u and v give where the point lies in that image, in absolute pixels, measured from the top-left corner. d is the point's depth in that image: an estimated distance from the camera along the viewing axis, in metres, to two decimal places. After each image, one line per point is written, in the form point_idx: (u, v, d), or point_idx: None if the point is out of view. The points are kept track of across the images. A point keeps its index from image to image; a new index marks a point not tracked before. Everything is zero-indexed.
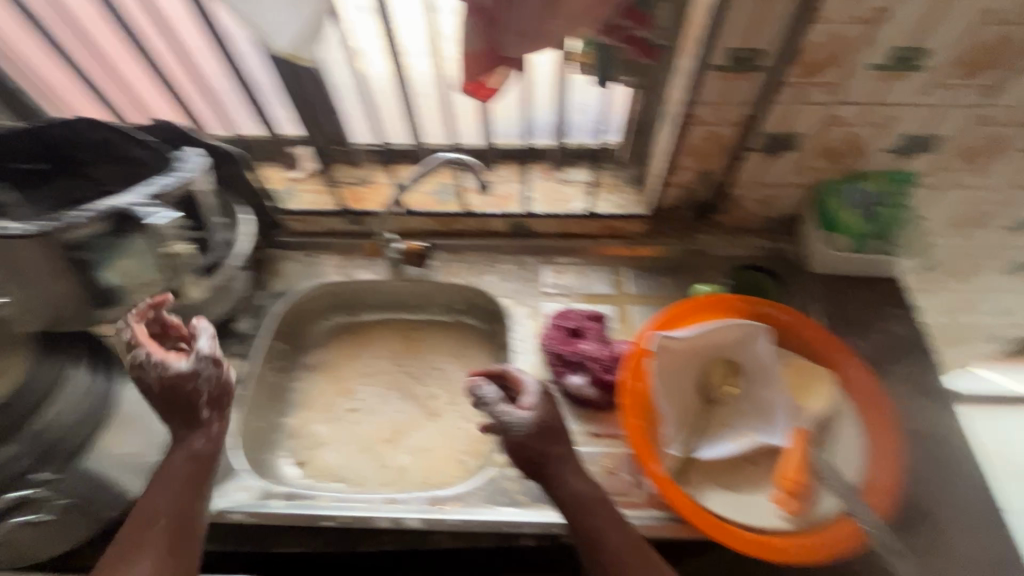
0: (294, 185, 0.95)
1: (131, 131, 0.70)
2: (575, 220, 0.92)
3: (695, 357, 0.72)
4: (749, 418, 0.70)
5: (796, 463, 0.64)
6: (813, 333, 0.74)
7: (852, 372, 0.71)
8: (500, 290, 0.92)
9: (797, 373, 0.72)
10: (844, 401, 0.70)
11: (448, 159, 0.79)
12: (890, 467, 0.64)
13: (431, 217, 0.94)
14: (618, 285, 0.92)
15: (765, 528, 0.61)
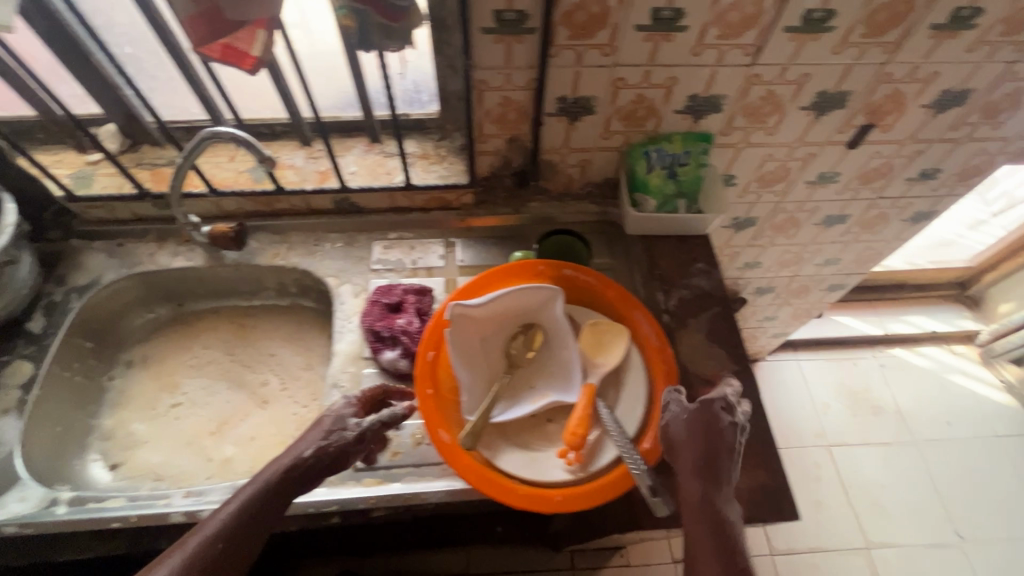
0: (91, 168, 0.88)
1: None
2: (399, 194, 0.90)
3: (495, 324, 0.73)
4: (548, 379, 0.72)
5: (579, 418, 0.65)
6: (612, 294, 0.77)
7: (645, 328, 0.74)
8: (325, 270, 0.89)
9: (595, 332, 0.74)
10: (635, 354, 0.73)
11: (218, 133, 0.70)
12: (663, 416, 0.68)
13: (246, 197, 0.88)
14: (448, 257, 0.92)
15: (544, 483, 0.64)
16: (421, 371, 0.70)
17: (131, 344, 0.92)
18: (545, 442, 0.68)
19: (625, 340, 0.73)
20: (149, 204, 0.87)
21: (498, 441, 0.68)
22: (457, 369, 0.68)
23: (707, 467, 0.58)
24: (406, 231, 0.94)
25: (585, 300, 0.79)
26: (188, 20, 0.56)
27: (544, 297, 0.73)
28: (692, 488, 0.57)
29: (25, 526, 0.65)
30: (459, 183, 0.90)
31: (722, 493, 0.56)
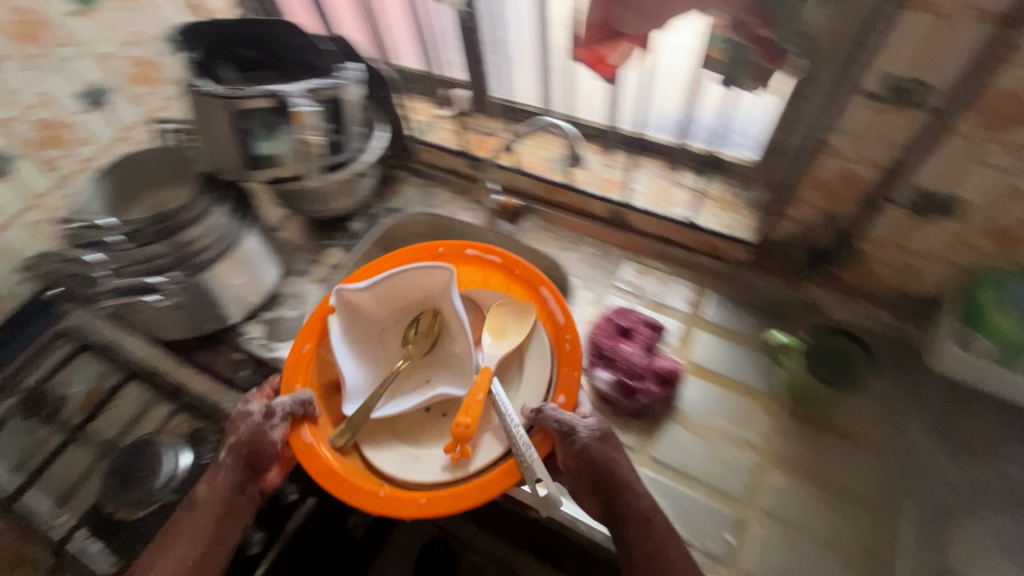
0: (435, 122, 1.06)
1: (316, 41, 0.88)
2: (675, 227, 0.88)
3: (379, 309, 0.75)
4: (449, 374, 0.73)
5: (470, 407, 0.64)
6: (519, 273, 0.76)
7: (553, 307, 0.73)
8: (575, 270, 0.93)
9: (499, 313, 0.74)
10: (544, 334, 0.72)
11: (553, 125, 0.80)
12: (570, 396, 0.65)
13: (540, 182, 0.96)
14: (695, 306, 0.87)
15: (414, 485, 0.63)
16: (297, 362, 0.70)
17: None
18: (431, 437, 0.70)
19: (530, 320, 0.72)
20: (465, 161, 1.02)
21: (383, 436, 0.69)
22: (339, 359, 0.68)
23: (646, 507, 0.58)
24: (662, 264, 0.92)
25: (494, 282, 0.79)
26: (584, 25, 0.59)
27: (436, 278, 0.74)
28: (631, 526, 0.57)
29: None
30: (742, 239, 0.84)
31: (662, 523, 0.58)
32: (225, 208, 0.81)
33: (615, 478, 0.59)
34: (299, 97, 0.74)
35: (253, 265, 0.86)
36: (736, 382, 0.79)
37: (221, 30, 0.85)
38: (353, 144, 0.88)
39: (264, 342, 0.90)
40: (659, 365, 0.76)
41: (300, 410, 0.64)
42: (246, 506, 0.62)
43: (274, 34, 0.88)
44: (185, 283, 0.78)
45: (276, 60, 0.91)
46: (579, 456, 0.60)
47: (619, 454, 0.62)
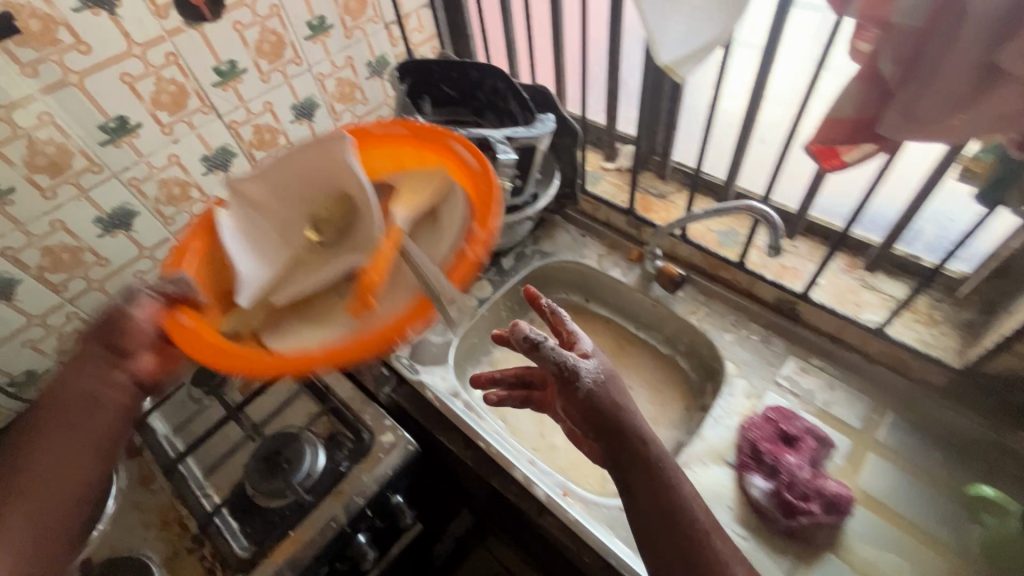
0: (602, 173, 1.07)
1: (514, 87, 0.89)
2: (858, 332, 0.80)
3: (264, 189, 0.65)
4: (348, 250, 0.63)
5: (377, 259, 0.59)
6: (423, 134, 0.66)
7: (465, 159, 0.65)
8: (731, 354, 0.87)
9: (408, 184, 0.65)
10: (457, 195, 0.63)
11: (749, 207, 0.72)
12: (487, 221, 0.61)
13: (705, 253, 0.92)
14: (868, 424, 0.78)
15: (311, 343, 0.58)
16: (186, 262, 0.61)
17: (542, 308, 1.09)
18: (337, 312, 0.62)
19: (453, 189, 0.63)
20: (626, 218, 1.01)
21: (294, 326, 0.61)
22: (233, 253, 0.61)
23: (648, 457, 0.57)
24: (833, 367, 0.83)
25: (391, 155, 0.68)
26: (830, 120, 0.55)
27: (337, 154, 0.63)
28: (644, 480, 0.55)
29: (438, 398, 0.87)
30: (942, 361, 0.74)
31: (672, 484, 0.56)
32: None
33: (622, 425, 0.57)
34: (501, 143, 0.76)
35: None
36: (912, 527, 0.70)
37: (430, 68, 0.91)
38: (531, 189, 0.89)
39: (409, 362, 0.91)
40: (828, 489, 0.68)
41: (170, 289, 0.56)
42: (134, 398, 0.53)
43: (476, 79, 0.92)
44: None
45: (471, 99, 0.96)
46: (564, 376, 0.58)
47: (631, 407, 0.59)
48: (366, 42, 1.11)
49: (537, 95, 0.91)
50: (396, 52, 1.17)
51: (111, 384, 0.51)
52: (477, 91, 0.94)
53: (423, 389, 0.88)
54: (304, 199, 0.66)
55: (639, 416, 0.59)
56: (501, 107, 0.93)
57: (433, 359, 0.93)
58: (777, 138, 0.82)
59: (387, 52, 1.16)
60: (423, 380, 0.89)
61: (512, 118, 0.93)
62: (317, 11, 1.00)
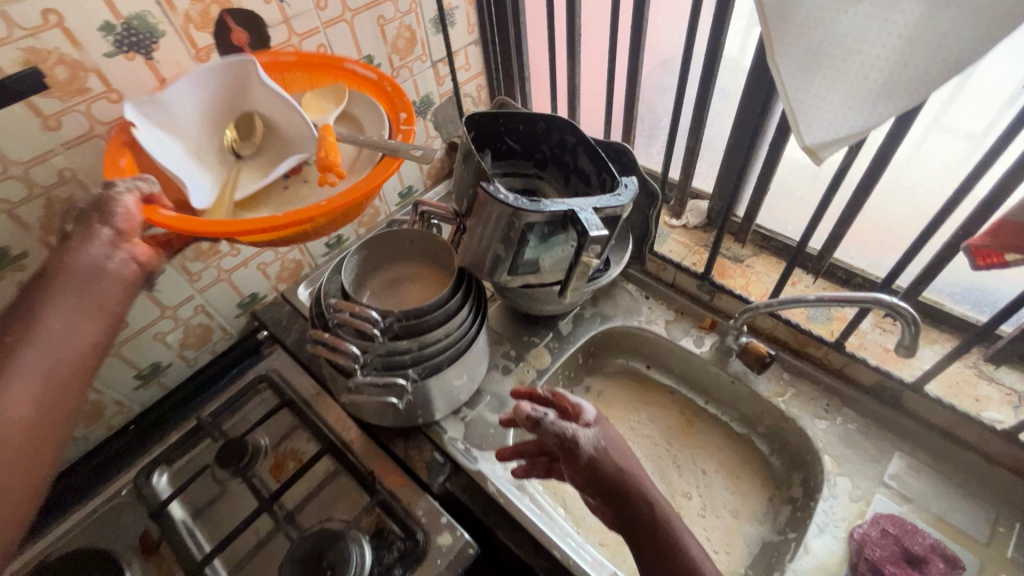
0: (669, 231, 0.99)
1: (589, 144, 0.79)
2: (980, 431, 0.71)
3: (188, 107, 0.66)
4: (278, 150, 0.71)
5: (325, 144, 0.66)
6: (317, 62, 0.75)
7: (359, 73, 0.74)
8: (828, 445, 0.78)
9: (314, 101, 0.75)
10: (359, 95, 0.74)
11: (882, 302, 0.63)
12: (405, 106, 0.71)
13: (794, 330, 0.84)
14: (997, 540, 0.68)
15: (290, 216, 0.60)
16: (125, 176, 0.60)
17: (600, 375, 1.00)
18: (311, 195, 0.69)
19: (344, 92, 0.74)
20: (698, 282, 0.92)
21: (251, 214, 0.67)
22: (171, 165, 0.62)
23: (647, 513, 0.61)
24: (946, 466, 0.74)
25: (291, 79, 0.75)
26: (1004, 226, 0.50)
27: (245, 72, 0.68)
28: (648, 535, 0.59)
29: (500, 494, 0.77)
30: None
31: (672, 531, 0.60)
32: (467, 309, 0.75)
33: (625, 488, 0.62)
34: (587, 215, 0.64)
35: (474, 364, 0.81)
36: None
37: (495, 121, 0.83)
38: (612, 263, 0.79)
39: (465, 448, 0.82)
40: None
41: (147, 188, 0.58)
42: (133, 279, 0.59)
43: (543, 131, 0.83)
44: (417, 385, 0.74)
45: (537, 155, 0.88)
46: (585, 463, 0.63)
47: (632, 476, 0.63)
48: (413, 81, 1.03)
49: (612, 152, 0.82)
50: (442, 91, 1.09)
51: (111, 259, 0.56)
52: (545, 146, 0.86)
53: (484, 480, 0.79)
54: (225, 117, 0.70)
55: (642, 483, 0.63)
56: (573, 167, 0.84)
57: (491, 443, 0.83)
58: (892, 206, 0.77)
59: (432, 91, 1.07)
60: (482, 469, 0.80)
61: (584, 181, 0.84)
62: (365, 51, 0.91)
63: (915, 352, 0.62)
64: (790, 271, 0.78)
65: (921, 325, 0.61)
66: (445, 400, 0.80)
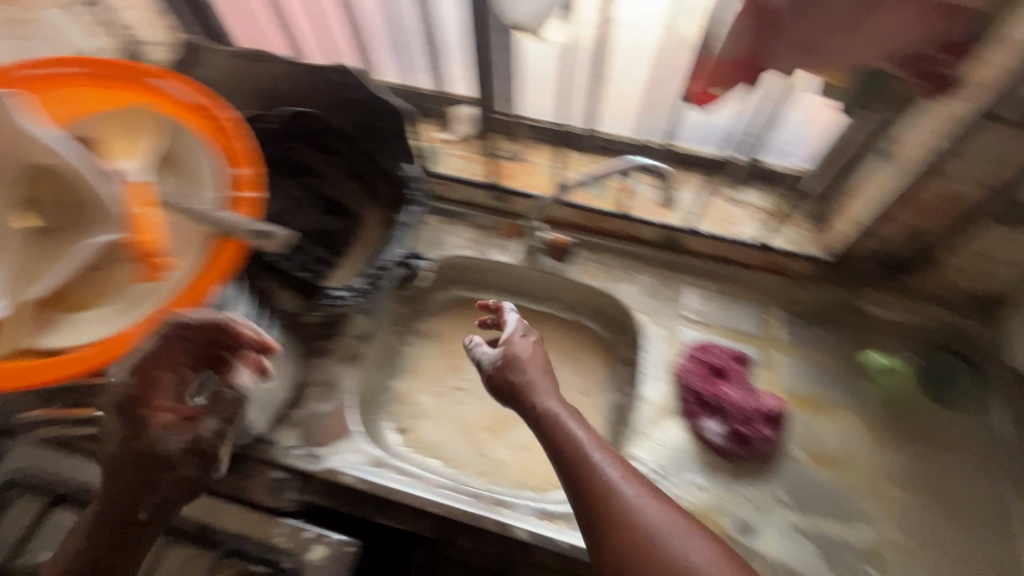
0: (445, 147, 0.93)
1: (356, 138, 0.80)
2: (738, 247, 0.84)
3: None
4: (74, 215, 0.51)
5: (139, 224, 0.50)
6: (109, 72, 0.54)
7: (173, 91, 0.55)
8: (637, 304, 0.86)
9: (112, 130, 0.53)
10: (170, 120, 0.54)
11: (637, 164, 0.71)
12: (247, 156, 0.54)
13: (584, 211, 0.88)
14: (766, 327, 0.85)
15: (122, 327, 0.48)
16: None
17: (430, 315, 0.96)
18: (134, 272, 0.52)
19: (153, 117, 0.54)
20: (488, 192, 0.90)
21: (57, 311, 0.50)
22: None
23: (545, 435, 0.55)
24: (725, 286, 0.87)
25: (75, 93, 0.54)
26: (716, 64, 0.55)
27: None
28: (550, 453, 0.54)
29: (361, 481, 0.70)
30: (815, 257, 0.82)
31: (571, 456, 0.52)
32: (242, 301, 0.62)
33: (528, 414, 0.58)
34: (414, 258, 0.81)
35: (277, 357, 0.70)
36: (836, 407, 0.77)
37: None
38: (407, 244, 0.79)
39: (306, 452, 0.72)
40: (768, 406, 0.73)
41: None
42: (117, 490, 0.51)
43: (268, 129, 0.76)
44: (217, 410, 0.61)
45: (297, 175, 0.82)
46: (489, 380, 0.62)
47: (552, 395, 0.58)
48: (45, 38, 0.73)
49: (345, 74, 0.73)
50: (102, 44, 0.81)
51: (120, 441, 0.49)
52: (312, 170, 0.82)
53: (337, 476, 0.71)
54: None
55: (556, 403, 0.57)
56: (336, 177, 0.83)
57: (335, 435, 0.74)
58: None
59: (86, 47, 0.79)
60: (333, 464, 0.71)
61: (351, 184, 0.84)
62: None
63: (671, 195, 0.72)
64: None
65: (671, 174, 0.72)
66: (261, 408, 0.69)
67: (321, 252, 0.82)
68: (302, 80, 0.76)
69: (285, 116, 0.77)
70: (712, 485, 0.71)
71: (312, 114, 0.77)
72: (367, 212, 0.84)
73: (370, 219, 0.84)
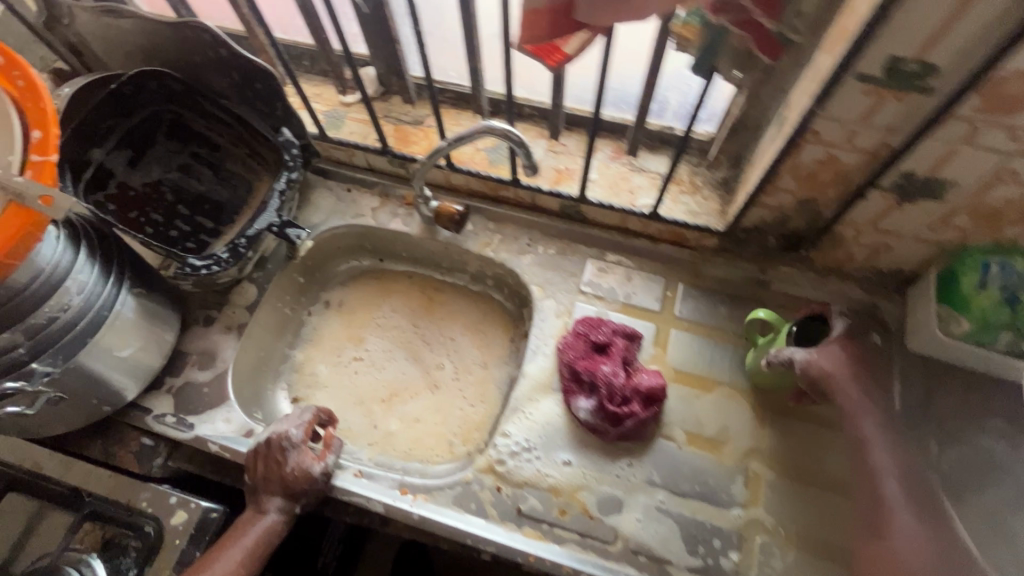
0: (343, 111, 0.89)
1: (235, 106, 0.77)
2: (637, 219, 0.80)
3: None
4: None
5: None
6: None
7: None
8: (533, 276, 0.83)
9: None
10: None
11: (492, 129, 0.65)
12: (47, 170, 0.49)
13: (480, 179, 0.84)
14: (666, 304, 0.80)
15: None
16: None
17: (335, 285, 0.94)
18: None
19: None
20: (386, 159, 0.86)
21: None
22: None
23: (885, 470, 0.58)
24: (627, 259, 0.83)
25: None
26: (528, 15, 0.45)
27: None
28: (885, 482, 0.58)
29: (225, 449, 0.71)
30: (710, 228, 0.77)
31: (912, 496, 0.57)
32: (90, 266, 0.62)
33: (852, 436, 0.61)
34: (289, 227, 0.75)
35: (139, 325, 0.68)
36: (720, 383, 0.74)
37: (99, 112, 0.69)
38: (280, 212, 0.74)
39: (176, 420, 0.73)
40: (643, 385, 0.70)
41: None
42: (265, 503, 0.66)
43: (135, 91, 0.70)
44: (59, 379, 0.60)
45: (179, 140, 0.78)
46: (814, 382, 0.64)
47: (873, 423, 0.60)
48: None
49: (200, 31, 0.69)
50: None
51: (284, 476, 0.66)
52: (195, 136, 0.79)
53: (204, 444, 0.71)
54: None
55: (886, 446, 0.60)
56: (223, 144, 0.80)
57: (207, 403, 0.74)
58: None
59: None
60: (201, 433, 0.72)
61: (238, 150, 0.81)
62: None
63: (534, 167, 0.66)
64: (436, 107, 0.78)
65: (526, 143, 0.65)
66: (125, 372, 0.68)
67: (209, 222, 0.79)
68: (171, 40, 0.72)
69: (138, 76, 0.70)
70: (579, 463, 0.69)
71: (170, 74, 0.72)
72: (253, 179, 0.82)
73: (257, 186, 0.81)
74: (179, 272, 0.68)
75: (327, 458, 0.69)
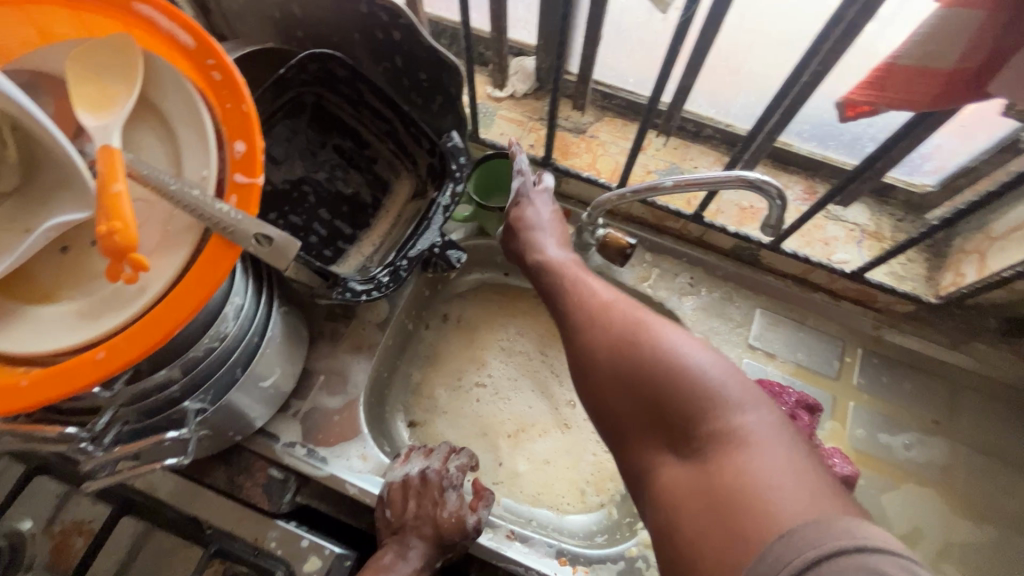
0: (495, 107, 0.78)
1: (395, 98, 0.65)
2: (829, 274, 0.71)
3: None
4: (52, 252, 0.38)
5: (109, 202, 0.36)
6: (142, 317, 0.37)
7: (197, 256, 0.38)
8: (698, 323, 0.74)
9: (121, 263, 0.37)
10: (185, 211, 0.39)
11: (746, 180, 0.51)
12: (248, 196, 0.40)
13: (650, 206, 0.75)
14: (845, 371, 0.72)
15: (79, 341, 0.38)
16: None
17: (457, 298, 0.85)
18: (82, 280, 0.41)
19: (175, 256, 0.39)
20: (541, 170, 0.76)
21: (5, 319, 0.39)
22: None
23: (582, 317, 0.53)
24: (802, 314, 0.75)
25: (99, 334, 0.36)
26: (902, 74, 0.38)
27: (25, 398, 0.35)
28: (582, 334, 0.52)
29: (364, 492, 0.64)
30: (918, 296, 0.68)
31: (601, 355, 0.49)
32: (247, 287, 0.53)
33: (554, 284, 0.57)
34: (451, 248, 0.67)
35: (282, 347, 0.60)
36: (904, 472, 0.68)
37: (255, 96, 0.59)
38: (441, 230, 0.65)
39: (308, 451, 0.65)
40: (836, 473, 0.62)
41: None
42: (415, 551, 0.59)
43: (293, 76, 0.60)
44: (210, 417, 0.53)
45: (322, 130, 0.68)
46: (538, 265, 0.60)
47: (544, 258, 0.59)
48: None
49: (380, 10, 0.57)
50: None
51: (437, 518, 0.60)
52: (341, 127, 0.68)
53: (340, 484, 0.64)
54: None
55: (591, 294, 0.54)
56: (371, 139, 0.69)
57: (340, 435, 0.67)
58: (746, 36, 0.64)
59: None
60: (336, 470, 0.65)
61: (386, 147, 0.70)
62: None
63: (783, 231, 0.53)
64: (642, 134, 0.65)
65: (787, 197, 0.51)
66: (264, 401, 0.60)
67: (347, 226, 0.70)
68: (338, 17, 0.60)
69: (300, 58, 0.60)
70: None
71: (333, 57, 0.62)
72: (398, 181, 0.71)
73: (402, 190, 0.71)
74: (336, 298, 0.59)
75: (480, 510, 0.62)
